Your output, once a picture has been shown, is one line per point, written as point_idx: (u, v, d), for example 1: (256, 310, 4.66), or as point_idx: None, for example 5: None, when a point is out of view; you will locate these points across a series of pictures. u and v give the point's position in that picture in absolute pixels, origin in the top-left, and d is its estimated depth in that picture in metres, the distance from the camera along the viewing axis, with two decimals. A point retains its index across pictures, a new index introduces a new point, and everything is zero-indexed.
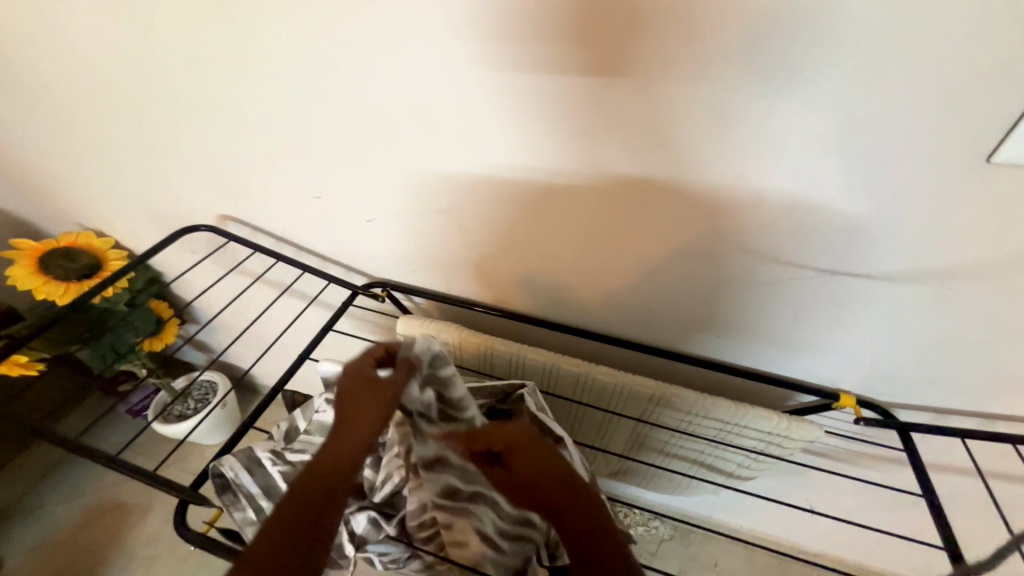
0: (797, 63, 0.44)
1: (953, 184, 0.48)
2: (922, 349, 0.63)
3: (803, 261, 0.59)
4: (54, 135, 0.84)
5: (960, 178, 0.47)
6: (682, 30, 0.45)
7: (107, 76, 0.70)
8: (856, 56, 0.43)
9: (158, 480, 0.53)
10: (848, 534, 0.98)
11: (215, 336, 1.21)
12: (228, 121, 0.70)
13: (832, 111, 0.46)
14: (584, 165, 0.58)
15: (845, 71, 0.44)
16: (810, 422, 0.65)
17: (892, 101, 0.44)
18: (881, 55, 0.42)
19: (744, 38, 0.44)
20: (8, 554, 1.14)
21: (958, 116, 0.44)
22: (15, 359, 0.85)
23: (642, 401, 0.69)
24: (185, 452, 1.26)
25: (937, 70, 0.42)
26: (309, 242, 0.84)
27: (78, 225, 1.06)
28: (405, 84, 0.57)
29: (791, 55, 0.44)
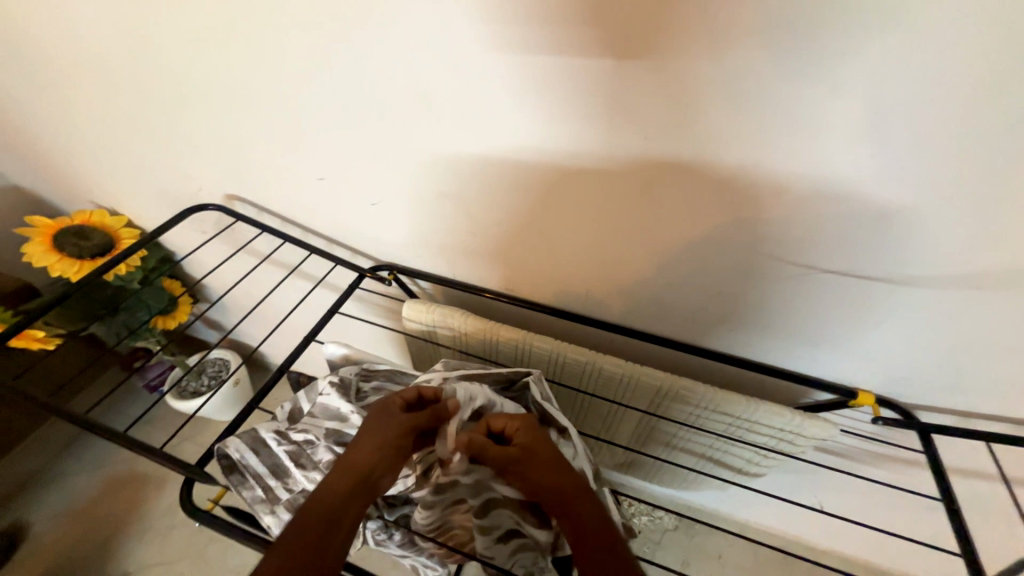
0: (833, 40, 0.41)
1: (1001, 175, 0.44)
2: (950, 350, 0.60)
3: (827, 254, 0.56)
4: (62, 112, 0.84)
5: (1011, 169, 0.43)
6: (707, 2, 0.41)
7: (110, 51, 0.69)
8: (900, 32, 0.39)
9: (164, 457, 0.53)
10: (858, 533, 0.96)
11: (225, 315, 1.22)
12: (232, 99, 0.68)
13: (869, 93, 0.43)
14: (597, 150, 0.55)
15: (886, 49, 0.40)
16: (825, 419, 0.63)
17: (937, 83, 0.40)
18: (929, 32, 0.38)
19: (776, 11, 0.40)
20: (34, 519, 1.19)
21: (1013, 100, 0.40)
22: (33, 335, 0.87)
23: (651, 393, 0.68)
24: (199, 427, 1.29)
25: (991, 48, 0.38)
26: (315, 224, 0.83)
27: (90, 203, 1.06)
28: (410, 61, 0.55)
29: (827, 30, 0.40)
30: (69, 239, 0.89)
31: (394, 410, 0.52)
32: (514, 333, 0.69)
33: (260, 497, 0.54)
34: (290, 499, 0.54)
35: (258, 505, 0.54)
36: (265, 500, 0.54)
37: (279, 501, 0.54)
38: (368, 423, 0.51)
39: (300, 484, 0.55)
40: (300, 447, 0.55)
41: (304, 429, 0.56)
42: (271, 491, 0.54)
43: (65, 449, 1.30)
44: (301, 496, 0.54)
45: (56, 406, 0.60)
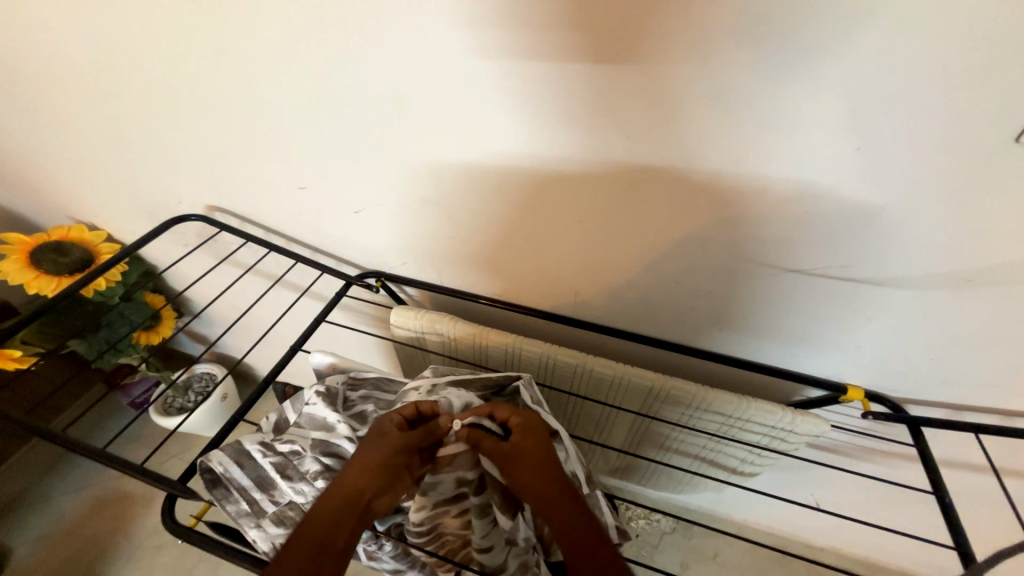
0: (810, 38, 0.41)
1: (979, 170, 0.44)
2: (936, 345, 0.61)
3: (811, 250, 0.56)
4: (37, 125, 0.82)
5: (988, 164, 0.44)
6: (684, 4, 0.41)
7: (85, 64, 0.68)
8: (874, 30, 0.39)
9: (144, 474, 0.51)
10: (853, 529, 0.96)
11: (210, 328, 1.20)
12: (212, 110, 0.67)
13: (847, 88, 0.43)
14: (581, 152, 0.55)
15: (861, 46, 0.40)
16: (816, 416, 0.63)
17: (911, 79, 0.41)
18: (902, 30, 0.39)
19: (753, 11, 0.41)
20: (16, 545, 1.15)
21: (987, 94, 0.40)
22: (9, 354, 0.85)
23: (643, 394, 0.67)
24: (186, 443, 1.26)
25: (963, 44, 0.38)
26: (300, 234, 0.82)
27: (69, 218, 1.04)
28: (390, 69, 0.54)
29: (804, 28, 0.40)
30: (47, 254, 0.87)
31: (388, 428, 0.50)
32: (503, 337, 0.68)
33: (243, 511, 0.52)
34: (276, 512, 0.52)
35: (242, 519, 0.52)
36: (248, 514, 0.52)
37: (263, 515, 0.52)
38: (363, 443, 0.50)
39: (286, 496, 0.53)
40: (286, 458, 0.54)
41: (291, 440, 0.54)
42: (256, 504, 0.52)
43: (47, 471, 1.26)
44: (288, 508, 0.53)
45: (31, 425, 0.58)
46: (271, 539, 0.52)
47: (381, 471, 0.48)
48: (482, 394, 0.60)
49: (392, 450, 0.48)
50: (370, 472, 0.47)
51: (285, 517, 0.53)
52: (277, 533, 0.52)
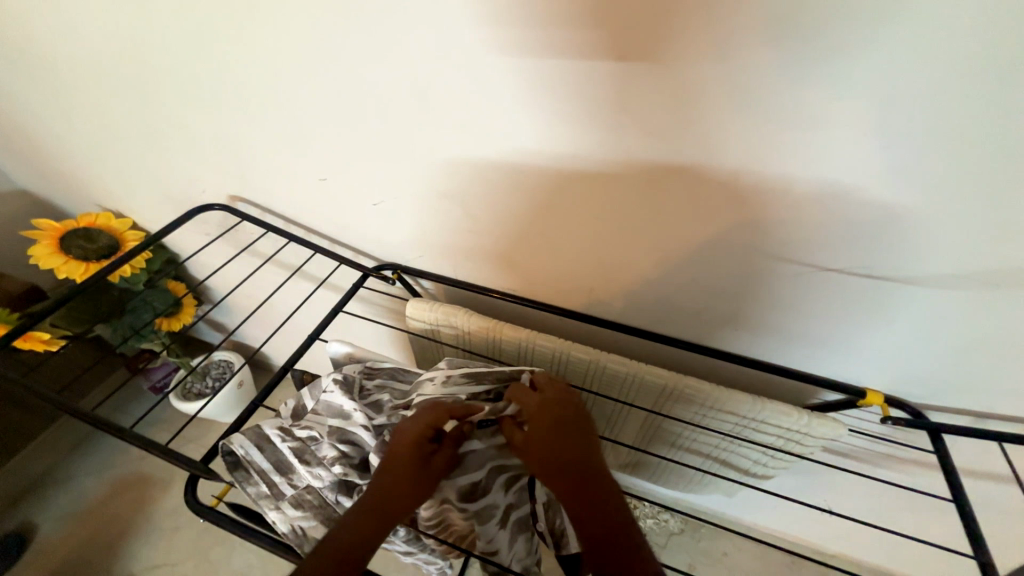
0: (834, 41, 0.40)
1: (1012, 174, 0.43)
2: (959, 351, 0.59)
3: (834, 247, 0.54)
4: (70, 115, 0.85)
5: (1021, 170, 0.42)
6: (707, 4, 0.41)
7: (117, 56, 0.70)
8: (900, 35, 0.39)
9: (169, 454, 0.53)
10: (866, 536, 0.95)
11: (229, 316, 1.22)
12: (237, 104, 0.69)
13: (872, 88, 0.42)
14: (599, 149, 0.55)
15: (887, 49, 0.40)
16: (833, 419, 0.62)
17: (939, 86, 0.40)
18: (931, 35, 0.38)
19: (776, 12, 0.40)
20: (41, 521, 1.20)
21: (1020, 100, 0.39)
22: (38, 336, 0.87)
23: (655, 392, 0.67)
24: (203, 429, 1.29)
25: (998, 49, 0.37)
26: (319, 225, 0.83)
27: (97, 205, 1.07)
28: (412, 66, 0.55)
29: (829, 30, 0.40)
30: (76, 240, 0.90)
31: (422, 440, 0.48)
32: (515, 332, 0.69)
33: (262, 492, 0.54)
34: (294, 495, 0.54)
35: (260, 502, 0.54)
36: (264, 496, 0.53)
37: (280, 498, 0.54)
38: (394, 458, 0.48)
39: (303, 481, 0.54)
40: (305, 442, 0.55)
41: (308, 426, 0.55)
42: (275, 486, 0.54)
43: (72, 451, 1.30)
44: (306, 492, 0.54)
45: (63, 404, 0.61)
46: (290, 521, 0.54)
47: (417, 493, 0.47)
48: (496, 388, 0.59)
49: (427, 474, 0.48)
50: (393, 484, 0.46)
51: (303, 500, 0.54)
52: (293, 517, 0.54)
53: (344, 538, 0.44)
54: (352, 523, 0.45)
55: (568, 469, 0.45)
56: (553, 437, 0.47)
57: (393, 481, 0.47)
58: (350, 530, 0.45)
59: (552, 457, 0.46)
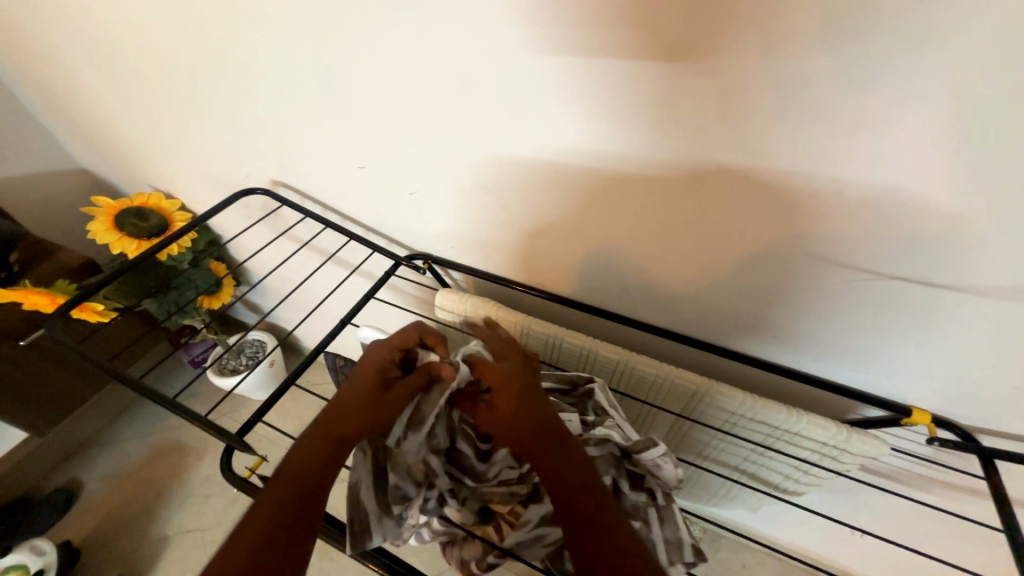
0: (898, 40, 0.38)
1: None
2: (1018, 374, 0.55)
3: (889, 258, 0.51)
4: (130, 99, 0.89)
5: None
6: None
7: (175, 43, 0.73)
8: (972, 36, 0.36)
9: (206, 424, 0.55)
10: (900, 560, 0.91)
11: (265, 297, 1.27)
12: (282, 91, 0.71)
13: (934, 93, 0.39)
14: (641, 148, 0.54)
15: (955, 52, 0.37)
16: (874, 437, 0.59)
17: (1010, 91, 0.38)
18: (1007, 36, 0.35)
19: (835, 10, 0.38)
20: (86, 479, 1.28)
21: None
22: (92, 307, 0.92)
23: (685, 397, 0.66)
24: (237, 404, 1.35)
25: None
26: (354, 213, 0.85)
27: (150, 186, 1.13)
28: (453, 59, 0.55)
29: (895, 30, 0.38)
30: (129, 219, 0.94)
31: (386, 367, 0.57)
32: (545, 327, 0.68)
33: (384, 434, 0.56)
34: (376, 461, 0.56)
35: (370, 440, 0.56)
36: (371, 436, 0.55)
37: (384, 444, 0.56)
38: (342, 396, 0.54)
39: (411, 449, 0.55)
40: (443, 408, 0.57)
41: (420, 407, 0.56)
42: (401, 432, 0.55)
43: (117, 416, 1.38)
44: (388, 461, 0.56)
45: (114, 370, 0.64)
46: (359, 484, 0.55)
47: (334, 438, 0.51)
48: (554, 387, 0.62)
49: (354, 416, 0.52)
50: (308, 471, 0.48)
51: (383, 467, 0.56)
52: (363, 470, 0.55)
53: (275, 525, 0.43)
54: (280, 511, 0.44)
55: (541, 445, 0.49)
56: (521, 410, 0.51)
57: (304, 473, 0.48)
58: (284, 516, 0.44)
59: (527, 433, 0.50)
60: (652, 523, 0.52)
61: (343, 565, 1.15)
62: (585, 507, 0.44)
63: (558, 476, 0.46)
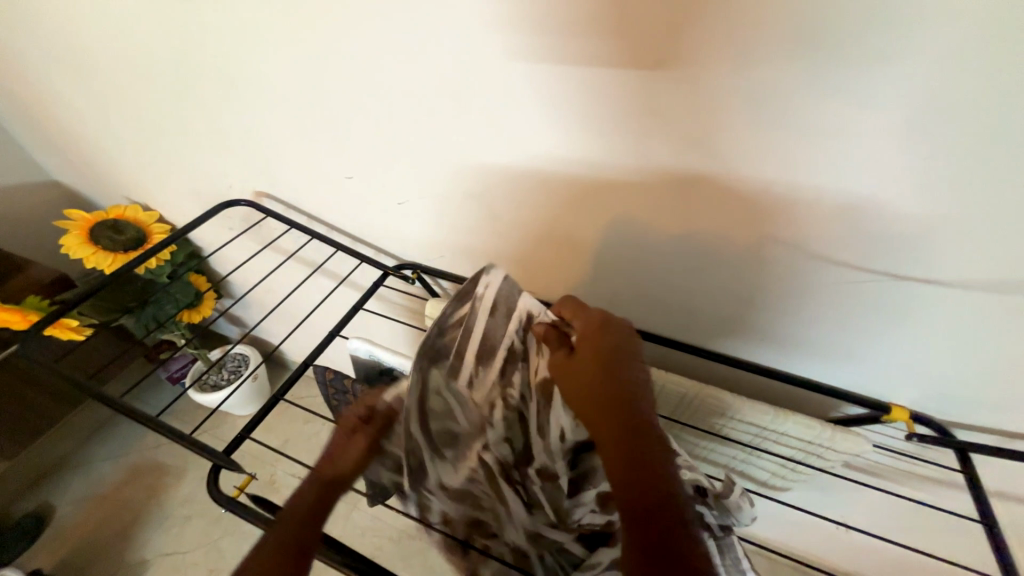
0: (864, 55, 0.40)
1: None
2: (989, 370, 0.58)
3: (863, 262, 0.54)
4: (106, 110, 0.87)
5: None
6: (736, 18, 0.41)
7: (155, 55, 0.72)
8: (931, 52, 0.39)
9: (192, 444, 0.54)
10: (886, 554, 0.93)
11: (248, 310, 1.25)
12: (266, 102, 0.70)
13: (900, 105, 0.42)
14: (627, 158, 0.55)
15: (917, 66, 0.40)
16: (857, 434, 0.61)
17: (968, 103, 0.40)
18: (962, 52, 0.38)
19: (806, 27, 0.40)
20: (57, 504, 1.22)
21: None
22: (65, 323, 0.89)
23: (675, 401, 0.67)
24: (219, 421, 1.31)
25: None
26: (340, 223, 0.84)
27: (126, 198, 1.10)
28: (441, 71, 0.56)
29: (862, 45, 0.40)
30: (104, 232, 0.92)
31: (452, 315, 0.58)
32: None
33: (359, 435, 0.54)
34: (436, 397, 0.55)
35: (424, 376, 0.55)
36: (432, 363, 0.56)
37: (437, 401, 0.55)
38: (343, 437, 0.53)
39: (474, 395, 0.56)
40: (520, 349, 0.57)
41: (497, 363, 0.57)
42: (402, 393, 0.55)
43: (91, 437, 1.33)
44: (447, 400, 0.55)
45: (93, 389, 0.62)
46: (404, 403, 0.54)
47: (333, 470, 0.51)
48: None
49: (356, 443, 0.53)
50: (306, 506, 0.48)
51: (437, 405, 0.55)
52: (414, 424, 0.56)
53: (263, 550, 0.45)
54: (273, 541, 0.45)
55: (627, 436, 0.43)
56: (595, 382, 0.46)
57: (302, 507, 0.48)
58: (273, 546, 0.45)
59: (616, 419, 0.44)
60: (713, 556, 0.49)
61: None
62: (660, 494, 0.39)
63: (635, 456, 0.42)
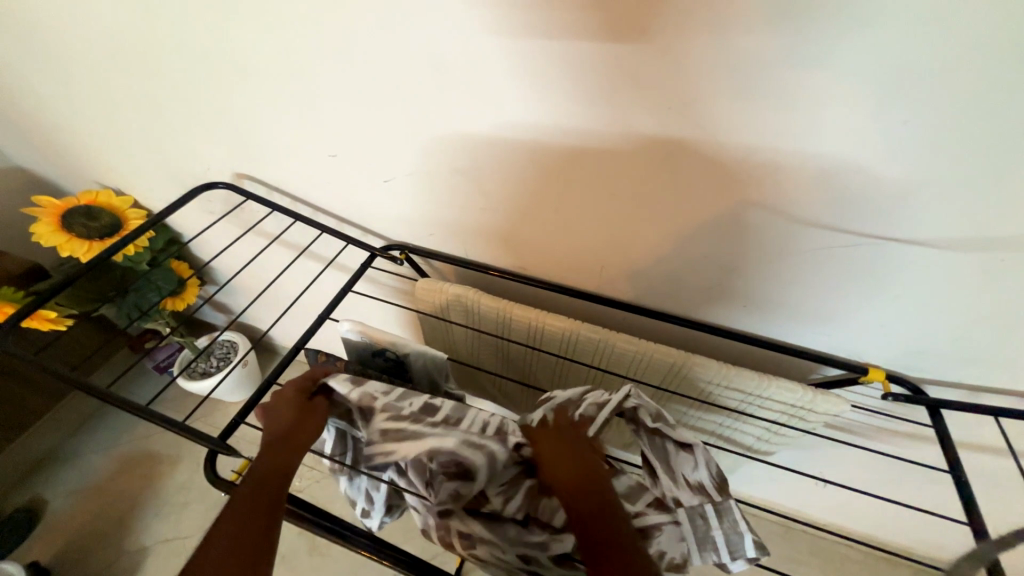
0: (844, 20, 0.40)
1: (1008, 161, 0.44)
2: (959, 329, 0.61)
3: (841, 227, 0.55)
4: (67, 90, 0.83)
5: (1013, 158, 0.44)
6: None
7: (116, 28, 0.68)
8: (906, 19, 0.39)
9: (186, 430, 0.54)
10: (862, 505, 0.99)
11: (233, 296, 1.23)
12: (241, 79, 0.68)
13: (879, 70, 0.42)
14: (613, 130, 0.54)
15: (891, 32, 0.40)
16: (836, 395, 0.64)
17: (943, 68, 0.41)
18: (937, 18, 0.39)
19: None
20: (51, 497, 1.21)
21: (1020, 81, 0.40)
22: (44, 314, 0.86)
23: (662, 370, 0.68)
24: (210, 408, 1.30)
25: (1000, 32, 0.38)
26: (324, 204, 0.82)
27: (97, 183, 1.06)
28: (423, 44, 0.54)
29: (841, 11, 0.40)
30: (77, 219, 0.88)
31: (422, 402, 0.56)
32: (526, 311, 0.69)
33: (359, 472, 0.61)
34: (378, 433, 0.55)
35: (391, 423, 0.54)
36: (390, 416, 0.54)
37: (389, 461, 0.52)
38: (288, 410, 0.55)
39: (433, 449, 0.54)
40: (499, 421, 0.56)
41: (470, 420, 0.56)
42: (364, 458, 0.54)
43: (80, 429, 1.32)
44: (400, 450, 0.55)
45: (78, 380, 0.61)
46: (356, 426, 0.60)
47: (275, 447, 0.51)
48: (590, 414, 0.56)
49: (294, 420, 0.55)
50: (271, 475, 0.49)
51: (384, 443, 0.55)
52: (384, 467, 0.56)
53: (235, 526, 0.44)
54: (241, 505, 0.46)
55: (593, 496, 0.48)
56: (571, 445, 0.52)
57: (260, 481, 0.48)
58: (242, 512, 0.45)
59: (579, 484, 0.49)
60: (710, 519, 0.52)
61: (334, 558, 1.15)
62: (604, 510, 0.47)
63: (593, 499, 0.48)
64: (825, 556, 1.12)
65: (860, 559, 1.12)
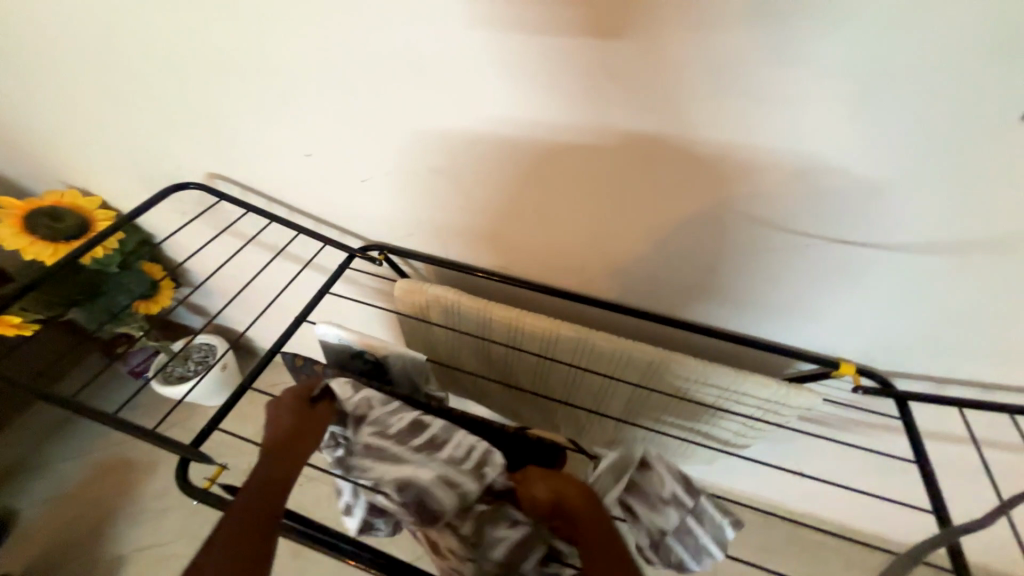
0: (810, 22, 0.42)
1: (965, 160, 0.46)
2: (925, 324, 0.63)
3: (813, 225, 0.56)
4: (27, 85, 0.79)
5: (970, 157, 0.46)
6: None
7: (79, 22, 0.65)
8: (868, 22, 0.41)
9: (159, 438, 0.52)
10: (837, 496, 1.02)
11: (210, 297, 1.20)
12: (212, 76, 0.66)
13: (844, 71, 0.44)
14: (591, 129, 0.55)
15: (855, 34, 0.41)
16: (809, 389, 0.65)
17: (904, 70, 0.42)
18: (896, 22, 0.40)
19: None
20: (20, 508, 1.17)
21: (974, 83, 0.41)
22: (7, 320, 0.84)
23: (642, 368, 0.69)
24: (188, 413, 1.27)
25: (954, 37, 0.40)
26: (301, 204, 0.81)
27: (63, 183, 1.02)
28: (399, 41, 0.54)
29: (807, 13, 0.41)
30: (42, 220, 0.85)
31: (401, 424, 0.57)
32: (507, 310, 0.69)
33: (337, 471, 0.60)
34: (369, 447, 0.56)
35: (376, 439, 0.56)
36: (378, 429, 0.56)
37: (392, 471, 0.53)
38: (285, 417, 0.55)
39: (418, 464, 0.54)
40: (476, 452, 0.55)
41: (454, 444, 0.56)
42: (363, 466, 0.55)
43: (50, 438, 1.27)
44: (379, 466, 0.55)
45: (42, 389, 0.58)
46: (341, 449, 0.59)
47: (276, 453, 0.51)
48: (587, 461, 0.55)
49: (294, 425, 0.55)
50: (273, 482, 0.49)
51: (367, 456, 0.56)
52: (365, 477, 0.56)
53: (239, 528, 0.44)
54: (247, 506, 0.46)
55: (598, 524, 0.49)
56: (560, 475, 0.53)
57: (262, 486, 0.48)
58: (247, 514, 0.45)
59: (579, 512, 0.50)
60: (694, 522, 0.54)
61: (318, 563, 1.14)
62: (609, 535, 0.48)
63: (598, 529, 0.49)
64: (803, 546, 1.15)
65: (836, 548, 1.15)
